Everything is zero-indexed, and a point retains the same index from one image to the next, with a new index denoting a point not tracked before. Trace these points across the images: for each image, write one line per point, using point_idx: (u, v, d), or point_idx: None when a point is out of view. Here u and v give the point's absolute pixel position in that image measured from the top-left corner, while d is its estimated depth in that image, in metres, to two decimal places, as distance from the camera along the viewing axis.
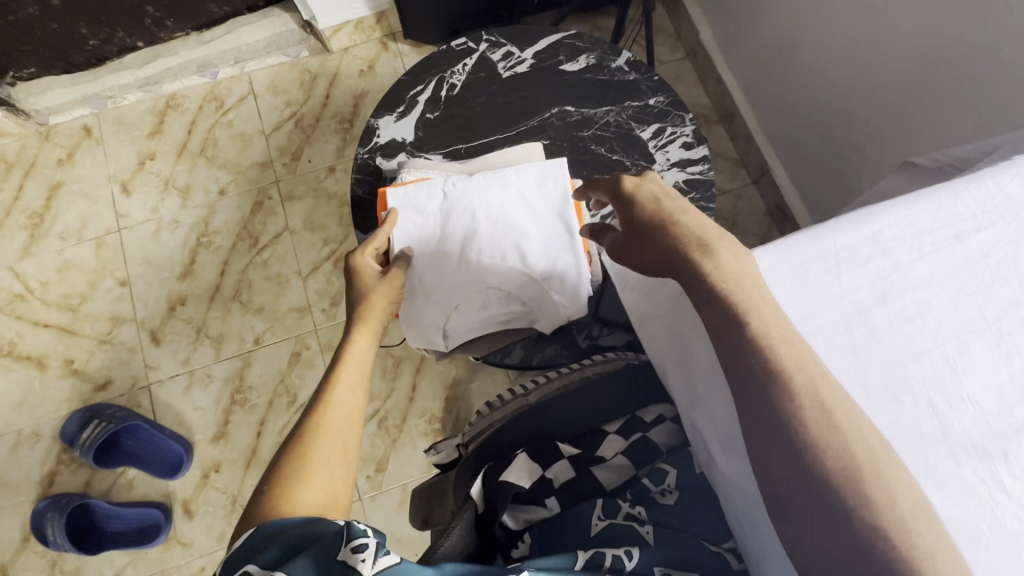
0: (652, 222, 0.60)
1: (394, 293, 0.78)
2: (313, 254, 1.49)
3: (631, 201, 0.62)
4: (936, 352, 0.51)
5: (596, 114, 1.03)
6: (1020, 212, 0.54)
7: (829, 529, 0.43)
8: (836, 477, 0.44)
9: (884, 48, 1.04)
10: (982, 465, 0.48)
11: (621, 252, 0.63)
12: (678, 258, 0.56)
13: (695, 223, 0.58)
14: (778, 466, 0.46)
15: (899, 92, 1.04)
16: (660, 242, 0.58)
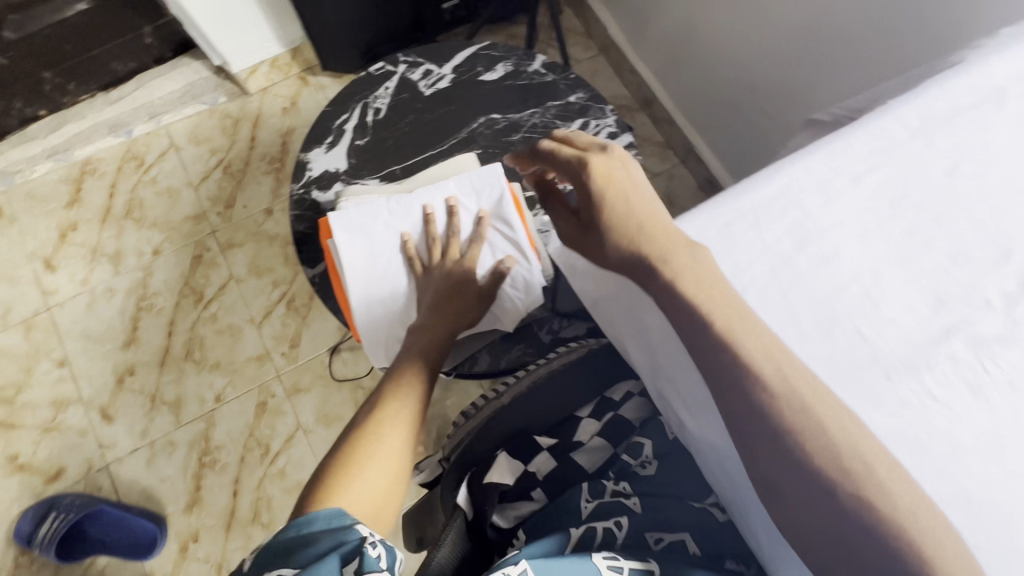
0: (617, 224, 0.58)
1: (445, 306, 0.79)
2: (264, 299, 1.46)
3: (600, 190, 0.60)
4: (855, 285, 0.56)
5: (522, 117, 1.06)
6: (904, 148, 0.60)
7: (785, 439, 0.48)
8: (778, 394, 0.49)
9: (773, 21, 1.13)
10: (911, 378, 0.53)
11: (588, 243, 0.62)
12: (636, 260, 0.57)
13: (641, 212, 0.59)
14: (731, 392, 0.51)
15: (794, 60, 1.13)
16: (619, 246, 0.58)
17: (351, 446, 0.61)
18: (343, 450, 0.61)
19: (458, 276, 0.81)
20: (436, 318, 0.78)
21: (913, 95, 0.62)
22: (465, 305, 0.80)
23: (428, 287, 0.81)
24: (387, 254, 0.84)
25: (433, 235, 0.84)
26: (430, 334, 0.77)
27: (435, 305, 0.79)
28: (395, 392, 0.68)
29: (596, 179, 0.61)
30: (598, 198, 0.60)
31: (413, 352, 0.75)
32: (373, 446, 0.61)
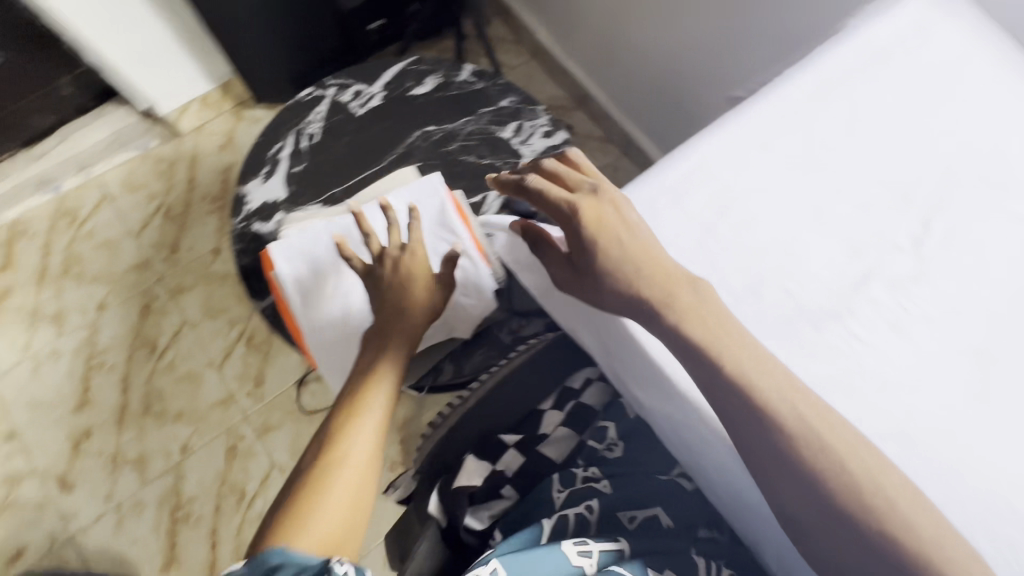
0: (615, 268, 0.57)
1: (400, 309, 0.72)
2: (222, 340, 1.42)
3: (594, 238, 0.57)
4: (776, 246, 0.59)
5: (456, 127, 1.08)
6: (804, 113, 0.64)
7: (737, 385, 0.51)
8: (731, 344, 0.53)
9: (686, 10, 1.19)
10: (838, 325, 0.56)
11: (587, 292, 0.60)
12: (636, 300, 0.56)
13: (635, 248, 0.57)
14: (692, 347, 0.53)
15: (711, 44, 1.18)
16: (617, 287, 0.57)
17: (310, 481, 0.58)
18: (301, 485, 0.58)
19: (409, 273, 0.74)
20: (389, 322, 0.72)
21: (807, 63, 0.66)
22: (420, 301, 0.73)
23: (375, 292, 0.74)
24: (332, 276, 0.84)
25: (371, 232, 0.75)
26: (387, 341, 0.70)
27: (388, 309, 0.72)
28: (352, 412, 0.64)
29: (589, 227, 0.58)
30: (594, 248, 0.57)
31: (370, 365, 0.69)
32: (332, 478, 0.58)
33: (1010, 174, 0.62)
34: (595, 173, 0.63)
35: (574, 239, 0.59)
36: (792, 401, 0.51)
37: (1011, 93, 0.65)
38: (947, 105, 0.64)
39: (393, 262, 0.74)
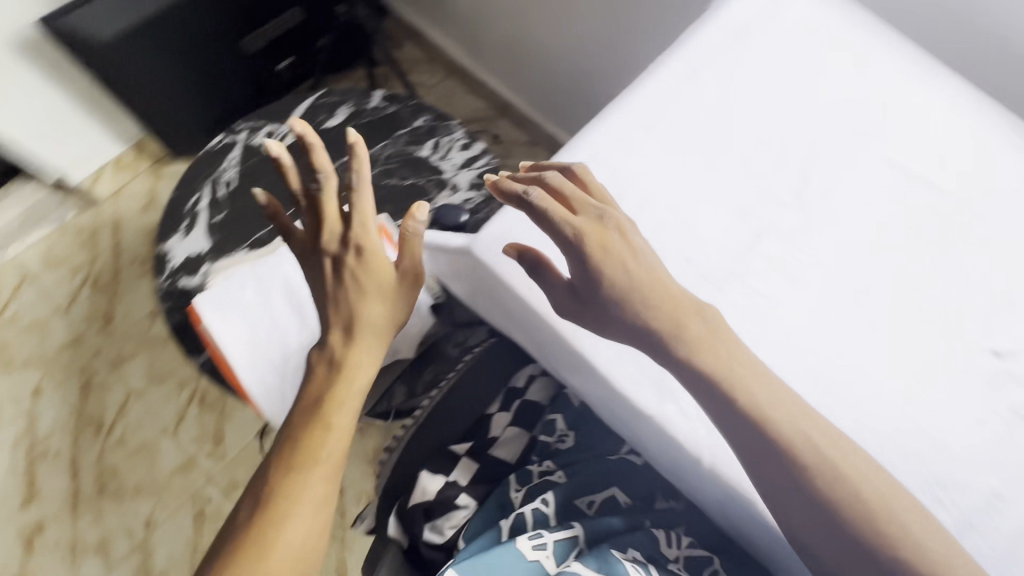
0: (620, 299, 0.53)
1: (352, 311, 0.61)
2: (173, 404, 1.37)
3: (605, 264, 0.53)
4: (672, 220, 0.62)
5: (375, 153, 1.09)
6: (682, 91, 0.67)
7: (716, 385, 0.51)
8: (713, 344, 0.53)
9: (583, 11, 1.25)
10: (739, 285, 0.59)
11: (591, 321, 0.54)
12: (647, 331, 0.53)
13: (638, 276, 0.53)
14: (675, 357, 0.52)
15: (610, 40, 1.25)
16: (629, 319, 0.53)
17: (254, 529, 0.53)
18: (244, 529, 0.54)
19: (357, 258, 0.61)
20: (342, 331, 0.61)
21: (679, 44, 0.70)
22: (374, 293, 0.62)
23: (318, 277, 0.63)
24: (264, 320, 0.83)
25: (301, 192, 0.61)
26: (338, 353, 0.61)
27: (334, 308, 0.62)
28: (306, 453, 0.57)
29: (599, 250, 0.53)
30: (604, 278, 0.53)
31: (322, 385, 0.60)
32: (279, 531, 0.53)
33: (870, 121, 0.68)
34: (602, 193, 0.58)
35: (585, 262, 0.53)
36: (739, 367, 0.52)
37: (862, 48, 0.71)
38: (807, 67, 0.70)
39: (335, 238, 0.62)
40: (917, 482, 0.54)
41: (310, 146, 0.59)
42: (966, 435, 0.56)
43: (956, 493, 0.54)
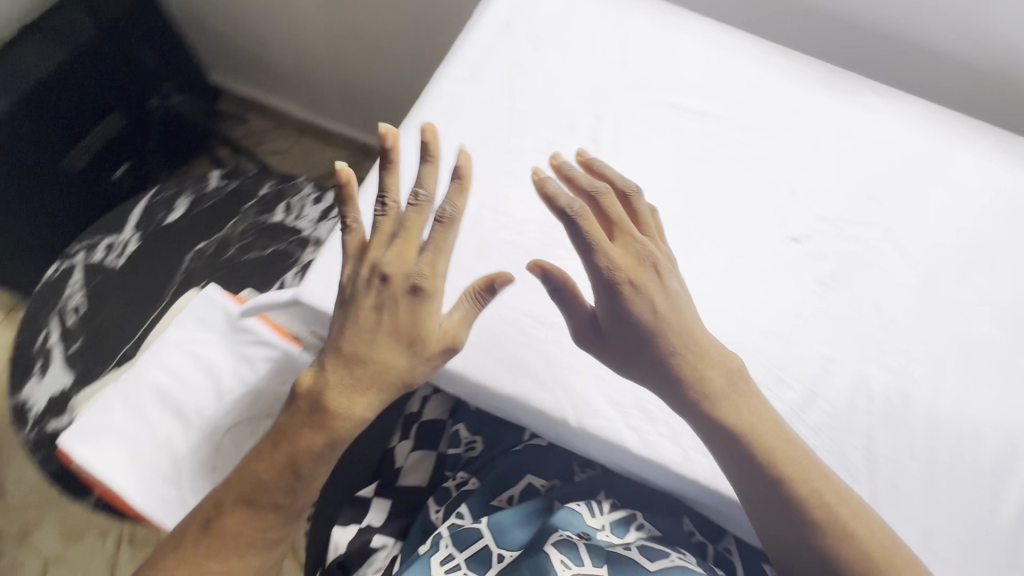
0: (647, 342, 0.54)
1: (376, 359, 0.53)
2: (97, 557, 1.25)
3: (634, 295, 0.53)
4: (485, 212, 0.65)
5: (227, 233, 1.07)
6: (467, 94, 0.71)
7: (731, 440, 0.54)
8: (733, 400, 0.55)
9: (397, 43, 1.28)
10: (562, 251, 0.63)
11: (606, 349, 0.56)
12: (671, 370, 0.54)
13: (670, 325, 0.54)
14: (690, 412, 0.55)
15: (429, 62, 1.29)
16: (653, 357, 0.54)
17: (197, 559, 0.55)
18: (188, 563, 0.55)
19: (400, 299, 0.53)
20: (348, 374, 0.53)
21: (454, 54, 0.74)
22: (392, 353, 0.53)
23: (356, 288, 0.54)
24: (142, 434, 0.79)
25: (385, 194, 0.55)
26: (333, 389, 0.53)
27: (354, 333, 0.53)
28: (273, 501, 0.56)
29: (633, 285, 0.53)
30: (632, 316, 0.53)
31: (307, 431, 0.54)
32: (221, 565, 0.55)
33: (640, 75, 0.75)
34: (649, 228, 0.57)
35: (617, 289, 0.53)
36: (757, 421, 0.55)
37: (616, 14, 0.78)
38: (572, 43, 0.76)
39: (393, 256, 0.54)
40: (759, 371, 0.60)
41: (428, 159, 0.55)
42: (788, 315, 0.63)
43: (792, 369, 0.60)
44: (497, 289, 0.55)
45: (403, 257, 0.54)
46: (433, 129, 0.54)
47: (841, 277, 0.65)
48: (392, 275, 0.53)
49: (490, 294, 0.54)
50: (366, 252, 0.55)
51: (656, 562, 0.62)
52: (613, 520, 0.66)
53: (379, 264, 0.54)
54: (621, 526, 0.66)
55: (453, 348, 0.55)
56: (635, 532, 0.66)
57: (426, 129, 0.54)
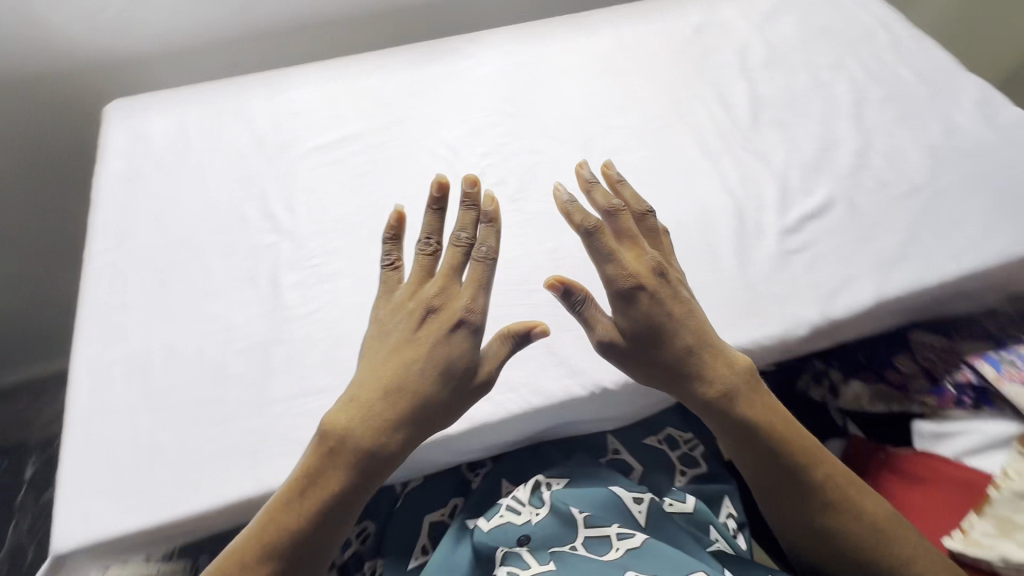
0: (667, 342, 0.58)
1: (418, 421, 0.54)
2: None
3: (647, 302, 0.57)
4: (205, 339, 0.63)
5: (12, 541, 0.90)
6: (130, 254, 0.69)
7: (747, 437, 0.58)
8: (749, 399, 0.59)
9: None
10: (296, 322, 0.64)
11: (630, 360, 0.58)
12: (693, 369, 0.58)
13: (689, 332, 0.58)
14: (711, 412, 0.59)
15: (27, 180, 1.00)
16: (669, 357, 0.58)
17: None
18: None
19: (447, 337, 0.55)
20: (398, 422, 0.53)
21: (96, 229, 0.72)
22: (443, 406, 0.55)
23: (405, 321, 0.56)
24: None
25: (432, 233, 0.59)
26: (385, 440, 0.53)
27: (407, 381, 0.54)
28: (312, 548, 0.51)
29: (651, 294, 0.58)
30: (657, 320, 0.58)
31: (343, 471, 0.52)
32: None
33: (280, 144, 0.79)
34: (659, 244, 0.63)
35: (626, 298, 0.57)
36: (772, 416, 0.59)
37: (230, 111, 0.82)
38: (206, 155, 0.78)
39: (444, 295, 0.57)
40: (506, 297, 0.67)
41: (473, 206, 0.60)
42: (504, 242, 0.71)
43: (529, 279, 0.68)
44: (532, 337, 0.56)
45: (459, 292, 0.57)
46: (476, 182, 0.59)
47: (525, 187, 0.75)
48: (451, 309, 0.56)
49: (526, 334, 0.56)
50: (418, 291, 0.58)
51: (608, 554, 0.59)
52: (528, 496, 0.66)
53: (433, 303, 0.57)
54: (558, 522, 0.63)
55: (490, 386, 0.57)
56: (581, 529, 0.62)
57: (469, 176, 0.58)
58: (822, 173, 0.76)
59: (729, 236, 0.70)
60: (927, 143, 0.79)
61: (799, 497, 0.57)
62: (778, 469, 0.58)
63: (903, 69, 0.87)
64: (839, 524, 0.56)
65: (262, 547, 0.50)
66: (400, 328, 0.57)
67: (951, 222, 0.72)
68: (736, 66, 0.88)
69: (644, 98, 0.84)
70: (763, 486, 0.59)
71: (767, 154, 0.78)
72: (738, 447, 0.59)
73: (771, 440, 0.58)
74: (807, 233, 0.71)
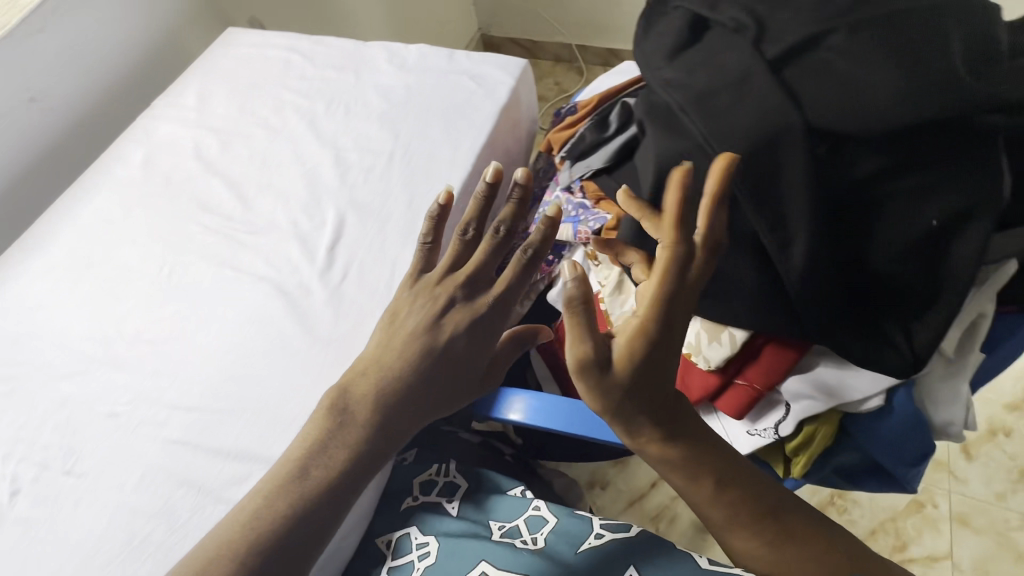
0: (644, 389, 0.51)
1: (470, 383, 0.62)
2: None
3: (661, 348, 0.50)
4: None
5: None
6: None
7: (696, 478, 0.56)
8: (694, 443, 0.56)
9: None
10: None
11: (602, 392, 0.51)
12: (654, 411, 0.53)
13: (660, 388, 0.53)
14: (657, 452, 0.55)
15: None
16: (630, 404, 0.52)
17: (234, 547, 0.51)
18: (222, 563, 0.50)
19: (472, 316, 0.62)
20: (445, 396, 0.61)
21: None
22: (455, 394, 0.61)
23: (430, 306, 0.62)
24: None
25: (471, 220, 0.64)
26: (386, 414, 0.58)
27: (457, 361, 0.61)
28: (302, 539, 0.52)
29: (673, 343, 0.51)
30: (659, 359, 0.51)
31: (352, 441, 0.56)
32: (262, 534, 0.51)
33: None
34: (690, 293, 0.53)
35: (649, 339, 0.49)
36: (706, 437, 0.57)
37: None
38: None
39: (469, 288, 0.63)
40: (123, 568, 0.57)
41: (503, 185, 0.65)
42: (86, 519, 0.60)
43: (136, 526, 0.59)
44: (529, 334, 0.67)
45: (488, 255, 0.64)
46: (525, 175, 0.64)
47: (74, 448, 0.64)
48: (479, 278, 0.64)
49: (523, 336, 0.66)
50: (445, 279, 0.64)
51: None
52: None
53: (460, 292, 0.64)
54: None
55: (501, 376, 0.65)
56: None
57: (522, 171, 0.63)
58: (321, 200, 0.80)
59: (284, 316, 0.70)
60: (375, 115, 0.87)
61: (751, 531, 0.56)
62: (729, 501, 0.56)
63: (323, 71, 0.95)
64: (796, 552, 0.55)
65: (262, 530, 0.52)
66: (435, 306, 0.62)
67: (429, 158, 0.81)
68: (199, 168, 0.87)
69: (137, 262, 0.78)
70: (721, 524, 0.57)
71: (272, 220, 0.79)
72: (683, 487, 0.56)
73: (716, 477, 0.56)
74: (340, 256, 0.74)
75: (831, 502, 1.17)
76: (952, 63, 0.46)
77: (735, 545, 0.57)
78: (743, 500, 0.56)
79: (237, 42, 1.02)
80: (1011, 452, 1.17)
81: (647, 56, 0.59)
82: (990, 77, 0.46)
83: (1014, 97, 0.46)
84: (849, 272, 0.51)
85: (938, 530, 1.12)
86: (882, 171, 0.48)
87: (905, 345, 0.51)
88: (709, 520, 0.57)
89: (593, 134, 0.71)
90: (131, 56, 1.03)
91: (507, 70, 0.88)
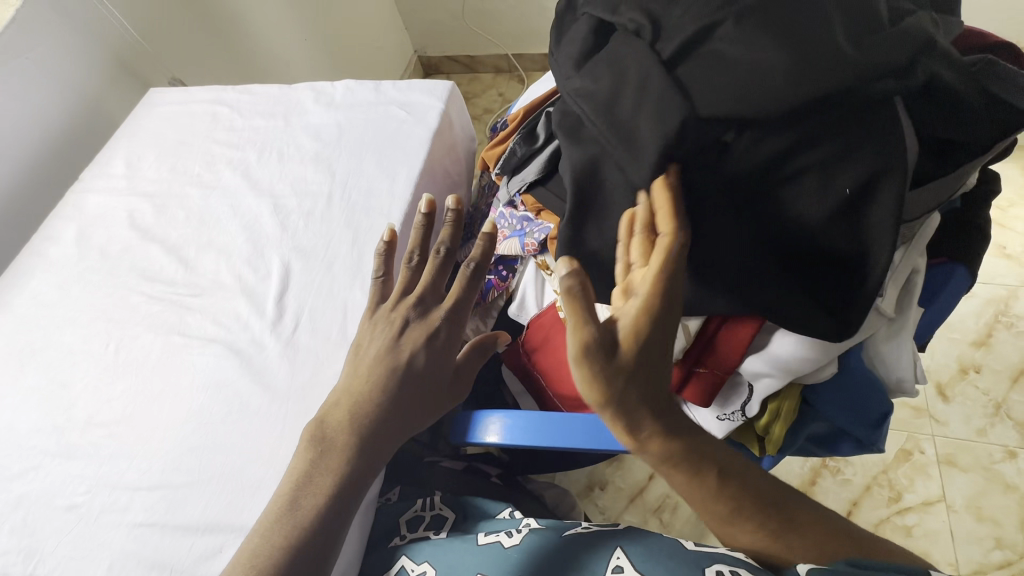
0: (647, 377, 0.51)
1: (438, 399, 0.62)
2: None
3: (663, 327, 0.50)
4: None
5: None
6: None
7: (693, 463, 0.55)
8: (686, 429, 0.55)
9: None
10: None
11: (609, 377, 0.49)
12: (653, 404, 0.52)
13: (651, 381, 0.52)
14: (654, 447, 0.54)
15: None
16: (632, 394, 0.51)
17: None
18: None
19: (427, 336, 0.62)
20: (419, 409, 0.60)
21: None
22: (418, 412, 0.60)
23: (388, 330, 0.62)
24: None
25: (415, 249, 0.66)
26: (369, 434, 0.57)
27: (419, 379, 0.60)
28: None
29: (669, 332, 0.50)
30: (655, 348, 0.50)
31: (340, 463, 0.55)
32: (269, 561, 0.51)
33: None
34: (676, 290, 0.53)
35: (653, 318, 0.49)
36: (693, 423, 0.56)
37: None
38: None
39: (421, 306, 0.63)
40: None
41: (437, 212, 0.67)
42: None
43: None
44: (491, 342, 0.66)
45: (435, 273, 0.65)
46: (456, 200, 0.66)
47: (32, 550, 0.61)
48: (428, 297, 0.64)
49: (486, 344, 0.66)
50: (400, 301, 0.64)
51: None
52: None
53: (413, 312, 0.63)
54: None
55: (467, 387, 0.64)
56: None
57: (452, 197, 0.66)
58: (264, 252, 0.78)
59: (239, 377, 0.68)
60: (309, 156, 0.86)
61: (755, 523, 0.56)
62: (732, 494, 0.55)
63: (250, 122, 0.93)
64: (797, 541, 0.55)
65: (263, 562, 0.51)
66: (391, 329, 0.62)
67: (367, 193, 0.80)
68: (136, 238, 0.84)
69: (81, 344, 0.75)
70: (722, 517, 0.56)
71: (217, 278, 0.77)
72: (685, 477, 0.56)
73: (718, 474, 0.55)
74: (289, 305, 0.72)
75: (823, 465, 1.19)
76: (835, 39, 0.48)
77: (738, 535, 0.57)
78: (743, 496, 0.55)
79: (159, 105, 1.00)
80: (984, 387, 1.21)
81: (559, 67, 0.60)
82: (871, 46, 0.48)
83: (898, 63, 0.48)
84: (779, 248, 0.52)
85: (928, 474, 1.15)
86: (791, 149, 0.49)
87: (840, 314, 0.52)
88: (711, 513, 0.57)
89: (524, 148, 0.71)
90: (50, 133, 0.99)
91: (435, 94, 0.88)
